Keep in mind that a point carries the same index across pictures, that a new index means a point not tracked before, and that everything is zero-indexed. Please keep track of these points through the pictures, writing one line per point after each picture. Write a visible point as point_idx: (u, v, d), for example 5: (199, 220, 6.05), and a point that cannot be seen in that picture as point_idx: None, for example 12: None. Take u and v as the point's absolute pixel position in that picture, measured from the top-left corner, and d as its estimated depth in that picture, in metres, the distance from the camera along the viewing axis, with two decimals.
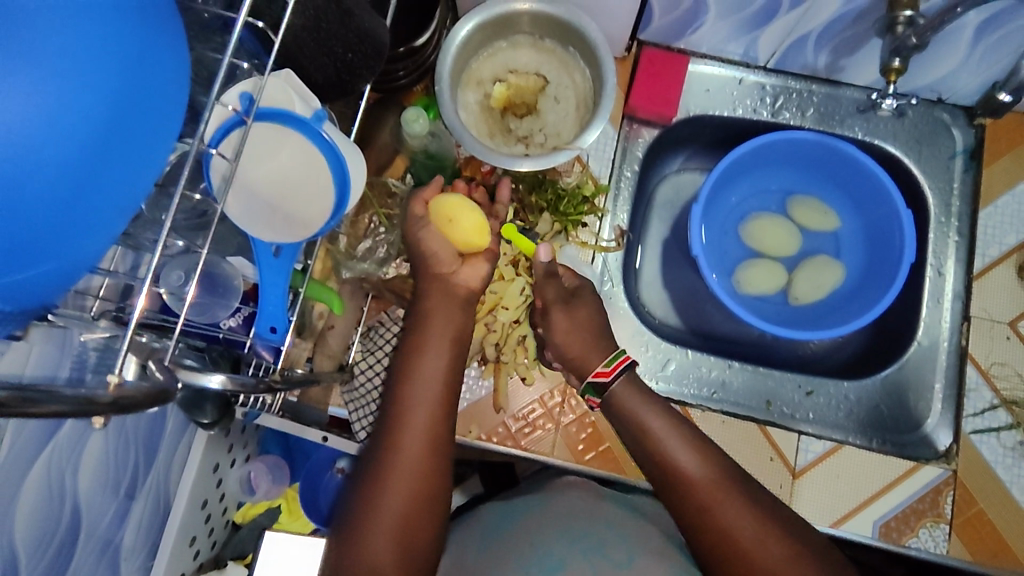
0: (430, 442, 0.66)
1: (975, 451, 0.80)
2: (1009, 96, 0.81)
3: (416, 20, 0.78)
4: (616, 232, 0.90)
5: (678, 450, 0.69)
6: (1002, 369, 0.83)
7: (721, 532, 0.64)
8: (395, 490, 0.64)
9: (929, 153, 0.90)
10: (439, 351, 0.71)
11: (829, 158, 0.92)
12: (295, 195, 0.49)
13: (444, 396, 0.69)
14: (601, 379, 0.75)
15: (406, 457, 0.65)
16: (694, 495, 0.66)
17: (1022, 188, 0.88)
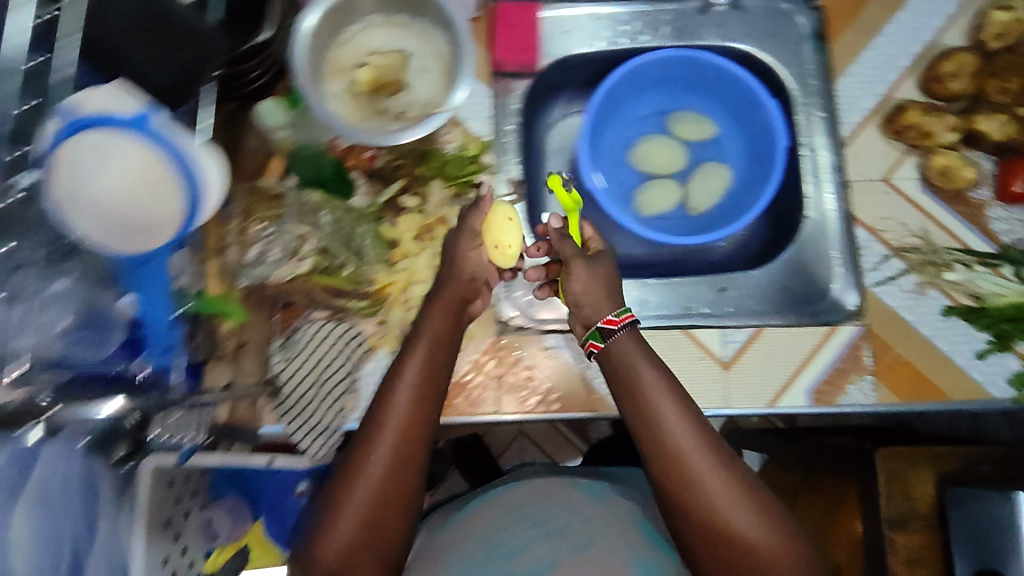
0: (393, 449, 0.65)
1: (881, 303, 0.86)
2: None
3: (249, 7, 0.74)
4: (511, 185, 0.91)
5: (688, 440, 0.68)
6: (887, 223, 0.88)
7: (708, 513, 0.66)
8: (354, 503, 0.64)
9: (780, 44, 0.96)
10: (416, 355, 0.70)
11: (695, 70, 0.96)
12: (135, 198, 0.54)
13: (419, 404, 0.68)
14: (617, 321, 0.75)
15: (370, 471, 0.64)
16: (687, 477, 0.67)
17: (869, 54, 0.93)
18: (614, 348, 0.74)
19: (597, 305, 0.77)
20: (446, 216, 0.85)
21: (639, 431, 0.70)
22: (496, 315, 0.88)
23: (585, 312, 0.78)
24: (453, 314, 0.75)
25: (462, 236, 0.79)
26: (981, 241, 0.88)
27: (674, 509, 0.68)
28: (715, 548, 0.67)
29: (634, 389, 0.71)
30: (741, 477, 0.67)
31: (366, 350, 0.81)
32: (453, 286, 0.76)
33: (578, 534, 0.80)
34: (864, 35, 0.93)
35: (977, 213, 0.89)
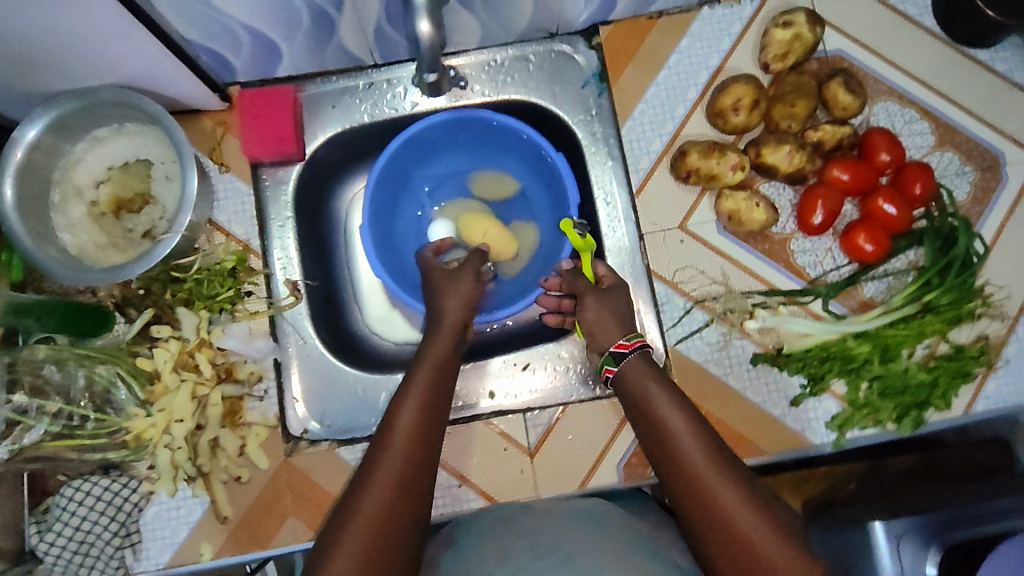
0: (415, 450, 0.62)
1: (686, 359, 0.82)
2: None
3: None
4: (290, 286, 0.84)
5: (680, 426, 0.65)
6: (687, 273, 0.84)
7: (708, 500, 0.60)
8: (362, 515, 0.58)
9: (561, 90, 0.89)
10: (429, 370, 0.70)
11: (477, 129, 0.90)
12: None
13: (428, 409, 0.66)
14: (628, 345, 0.74)
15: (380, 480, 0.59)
16: (683, 459, 0.63)
17: (654, 91, 0.88)
18: (628, 367, 0.72)
19: (606, 336, 0.76)
20: (209, 338, 0.79)
21: (642, 422, 0.68)
22: (283, 433, 0.80)
23: (598, 340, 0.77)
24: (457, 336, 0.76)
25: (460, 276, 0.80)
26: (787, 278, 0.84)
27: (692, 523, 0.61)
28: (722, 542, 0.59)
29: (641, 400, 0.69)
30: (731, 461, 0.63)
31: (143, 497, 0.78)
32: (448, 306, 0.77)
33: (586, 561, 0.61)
34: (646, 72, 0.88)
35: (780, 249, 0.84)
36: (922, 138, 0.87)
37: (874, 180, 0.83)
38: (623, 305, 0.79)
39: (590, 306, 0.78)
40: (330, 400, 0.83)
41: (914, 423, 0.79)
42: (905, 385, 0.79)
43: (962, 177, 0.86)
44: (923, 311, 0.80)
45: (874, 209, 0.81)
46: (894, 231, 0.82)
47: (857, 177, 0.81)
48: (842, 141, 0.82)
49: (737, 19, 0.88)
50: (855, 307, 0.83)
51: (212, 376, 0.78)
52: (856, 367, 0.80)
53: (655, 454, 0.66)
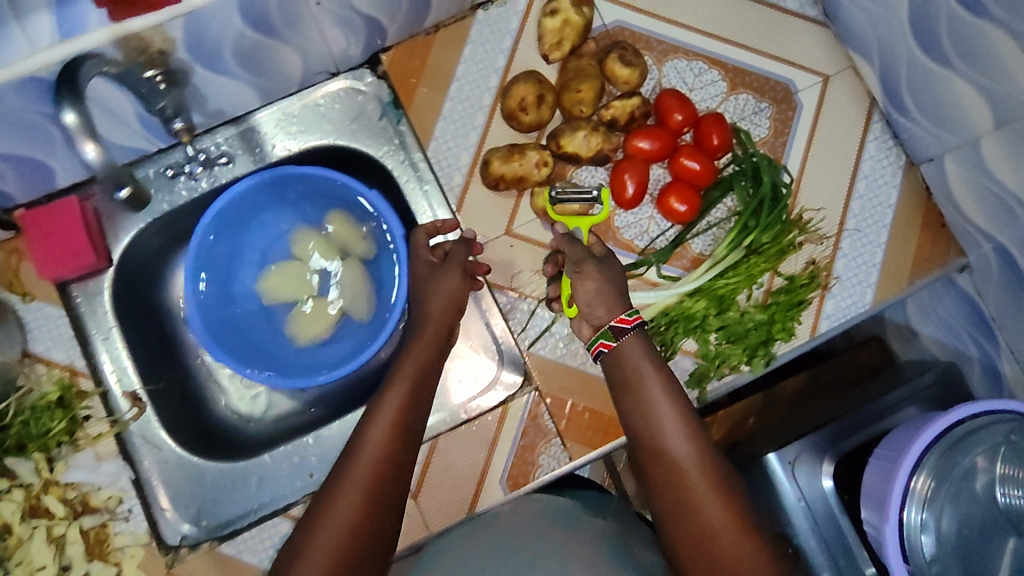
0: (376, 475, 0.61)
1: (544, 359, 0.82)
2: (354, 9, 0.76)
3: None
4: (130, 396, 0.81)
5: (663, 407, 0.68)
6: (523, 276, 0.84)
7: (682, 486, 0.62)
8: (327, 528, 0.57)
9: (359, 127, 0.87)
10: (401, 385, 0.70)
11: (285, 185, 0.87)
12: None
13: (399, 431, 0.66)
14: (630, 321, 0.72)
15: (340, 504, 0.59)
16: (661, 441, 0.66)
17: (449, 106, 0.87)
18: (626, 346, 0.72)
19: (598, 313, 0.74)
20: (53, 477, 0.76)
21: (625, 399, 0.70)
22: (157, 547, 0.78)
23: (591, 315, 0.75)
24: (440, 339, 0.75)
25: (445, 273, 0.78)
26: (619, 255, 0.85)
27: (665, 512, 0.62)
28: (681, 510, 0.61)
29: (632, 385, 0.70)
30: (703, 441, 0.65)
31: None
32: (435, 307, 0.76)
33: (554, 558, 0.59)
34: (439, 89, 0.88)
35: (606, 228, 0.85)
36: (715, 86, 0.89)
37: (675, 141, 0.84)
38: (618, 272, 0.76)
39: (591, 277, 0.75)
40: (197, 501, 0.79)
41: (768, 357, 0.81)
42: (745, 329, 0.80)
43: (760, 114, 0.89)
44: (748, 253, 0.83)
45: (679, 168, 0.83)
46: (704, 184, 0.84)
47: (657, 143, 0.82)
48: (634, 113, 0.83)
49: (513, 15, 0.88)
50: (688, 265, 0.85)
51: (66, 514, 0.76)
52: (698, 324, 0.81)
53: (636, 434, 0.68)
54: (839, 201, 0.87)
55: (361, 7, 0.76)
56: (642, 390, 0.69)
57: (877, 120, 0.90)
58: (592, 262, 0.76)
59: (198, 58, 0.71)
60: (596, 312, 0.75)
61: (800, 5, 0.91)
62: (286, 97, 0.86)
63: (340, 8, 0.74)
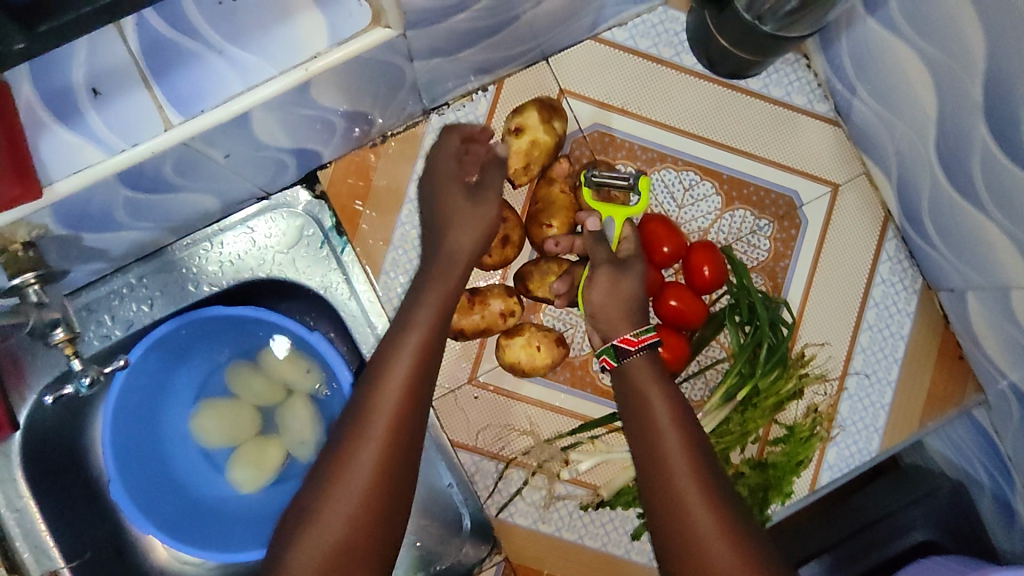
0: (364, 502, 0.55)
1: (513, 526, 0.74)
2: (276, 146, 0.63)
3: None
4: None
5: (670, 437, 0.58)
6: (490, 431, 0.75)
7: (692, 541, 0.53)
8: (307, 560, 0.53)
9: (296, 257, 0.74)
10: (396, 372, 0.59)
11: (212, 323, 0.77)
12: None
13: (393, 439, 0.56)
14: (637, 342, 0.64)
15: (321, 531, 0.54)
16: (671, 477, 0.56)
17: (402, 234, 0.77)
18: (635, 363, 0.63)
19: (611, 325, 0.66)
20: None
21: (632, 427, 0.61)
22: None
23: (598, 324, 0.67)
24: (440, 327, 0.62)
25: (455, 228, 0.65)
26: (598, 403, 0.76)
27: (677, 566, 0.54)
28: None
29: (638, 410, 0.61)
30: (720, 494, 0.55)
31: None
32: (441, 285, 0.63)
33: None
34: (387, 212, 0.77)
35: (584, 373, 0.76)
36: (708, 202, 0.77)
37: (661, 277, 0.73)
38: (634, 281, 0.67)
39: (600, 285, 0.66)
40: None
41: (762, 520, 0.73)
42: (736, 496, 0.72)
43: (759, 234, 0.77)
44: (740, 408, 0.74)
45: (666, 310, 0.73)
46: (694, 326, 0.74)
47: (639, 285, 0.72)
48: None
49: (474, 120, 0.76)
50: None
51: None
52: None
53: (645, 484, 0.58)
54: (846, 334, 0.77)
55: (285, 142, 0.63)
56: (651, 418, 0.60)
57: (892, 238, 0.79)
58: (605, 268, 0.66)
59: (83, 226, 0.59)
60: (604, 325, 0.66)
61: (809, 101, 0.78)
62: (208, 229, 0.74)
63: (258, 149, 0.61)
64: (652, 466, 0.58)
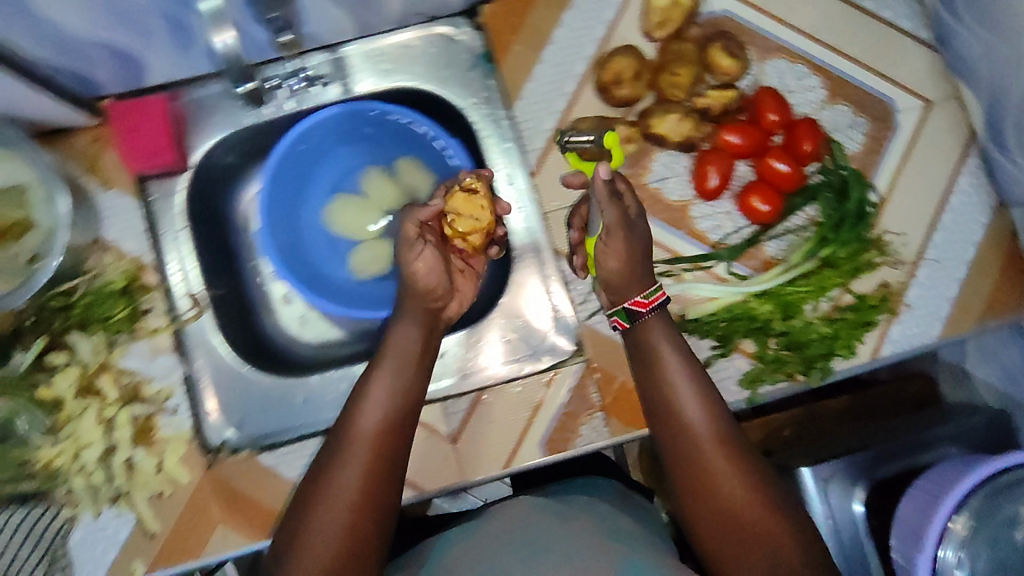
0: (375, 461, 0.65)
1: (598, 333, 0.83)
2: None
3: None
4: (190, 298, 0.83)
5: (686, 397, 0.70)
6: (591, 248, 0.84)
7: (703, 479, 0.66)
8: (331, 514, 0.62)
9: (450, 73, 0.88)
10: (382, 370, 0.71)
11: (365, 122, 0.88)
12: None
13: (391, 420, 0.68)
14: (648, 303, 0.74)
15: (347, 480, 0.64)
16: (686, 426, 0.69)
17: (543, 66, 0.86)
18: (651, 320, 0.74)
19: (625, 286, 0.75)
20: (111, 359, 0.78)
21: (649, 390, 0.72)
22: (200, 447, 0.79)
23: (613, 285, 0.76)
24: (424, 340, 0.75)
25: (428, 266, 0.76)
26: (691, 244, 0.84)
27: (695, 497, 0.67)
28: (716, 518, 0.65)
29: (657, 370, 0.72)
30: (737, 451, 0.67)
31: (65, 523, 0.77)
32: (414, 296, 0.75)
33: (560, 546, 0.68)
34: (534, 48, 0.86)
35: (681, 216, 0.84)
36: (813, 94, 0.88)
37: (765, 141, 0.83)
38: (634, 241, 0.74)
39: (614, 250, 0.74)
40: (245, 408, 0.82)
41: (823, 373, 0.80)
42: (808, 339, 0.80)
43: (855, 129, 0.87)
44: (822, 265, 0.82)
45: (766, 169, 0.82)
46: (788, 189, 0.83)
47: (748, 139, 0.82)
48: (729, 106, 0.82)
49: None
50: (758, 267, 0.84)
51: (119, 398, 0.77)
52: (760, 325, 0.81)
53: (664, 443, 0.70)
54: (921, 230, 0.86)
55: None
56: (673, 388, 0.71)
57: (974, 155, 0.88)
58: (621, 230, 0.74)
59: None
60: (619, 285, 0.75)
61: (912, 25, 0.89)
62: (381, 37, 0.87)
63: None
64: (673, 431, 0.69)
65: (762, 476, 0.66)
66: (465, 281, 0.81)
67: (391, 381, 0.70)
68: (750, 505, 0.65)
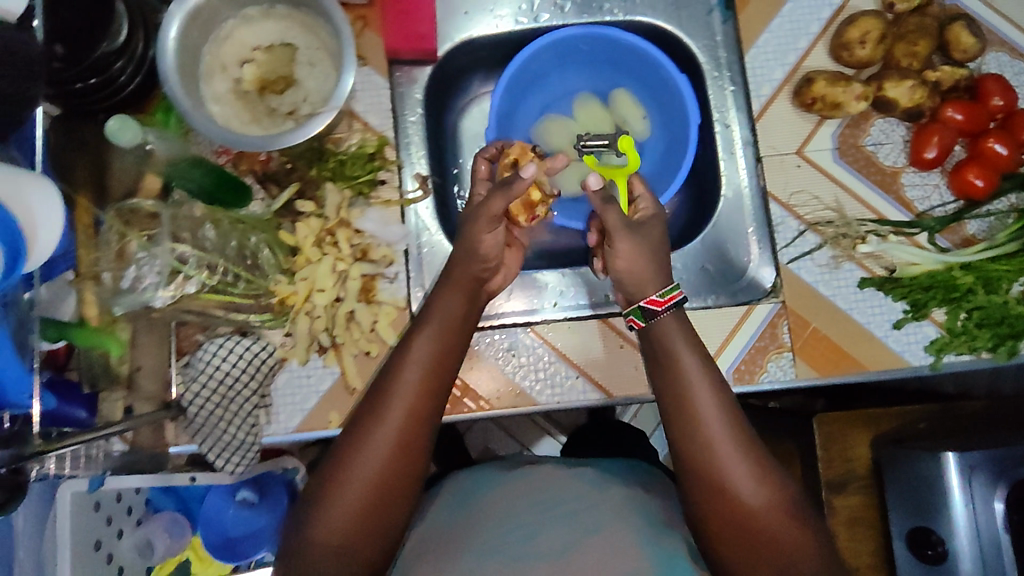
0: (401, 443, 0.63)
1: (797, 279, 0.85)
2: None
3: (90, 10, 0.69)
4: (418, 179, 0.87)
5: (711, 415, 0.66)
6: (801, 197, 0.87)
7: (724, 495, 0.63)
8: (351, 493, 0.61)
9: (688, 15, 0.92)
10: (429, 336, 0.68)
11: (598, 47, 0.93)
12: None
13: (423, 397, 0.65)
14: (663, 304, 0.71)
15: (369, 459, 0.62)
16: (708, 440, 0.65)
17: (779, 21, 0.90)
18: (667, 322, 0.71)
19: (644, 285, 0.73)
20: (348, 218, 0.82)
21: (670, 396, 0.68)
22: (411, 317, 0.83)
23: (628, 288, 0.75)
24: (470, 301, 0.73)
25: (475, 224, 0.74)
26: (896, 210, 0.88)
27: (707, 515, 0.64)
28: (747, 543, 0.63)
29: (680, 385, 0.67)
30: (768, 465, 0.65)
31: (276, 363, 0.78)
32: (465, 266, 0.74)
33: (591, 515, 0.72)
34: (773, 3, 0.90)
35: (892, 181, 0.88)
36: None
37: (986, 123, 0.87)
38: (658, 239, 0.76)
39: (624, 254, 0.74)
40: None
41: (1009, 352, 0.81)
42: (1004, 316, 0.81)
43: None
44: None
45: (984, 149, 0.86)
46: (1002, 172, 0.86)
47: (971, 117, 0.85)
48: (959, 82, 0.87)
49: None
50: (959, 242, 0.88)
51: (351, 255, 0.81)
52: (959, 295, 0.84)
53: (677, 450, 0.66)
54: None
55: None
56: (693, 404, 0.66)
57: None
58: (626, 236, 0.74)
59: None
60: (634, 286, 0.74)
61: None
62: None
63: None
64: (699, 446, 0.65)
65: (794, 497, 0.65)
66: (512, 255, 0.85)
67: (430, 348, 0.67)
68: (784, 526, 0.62)
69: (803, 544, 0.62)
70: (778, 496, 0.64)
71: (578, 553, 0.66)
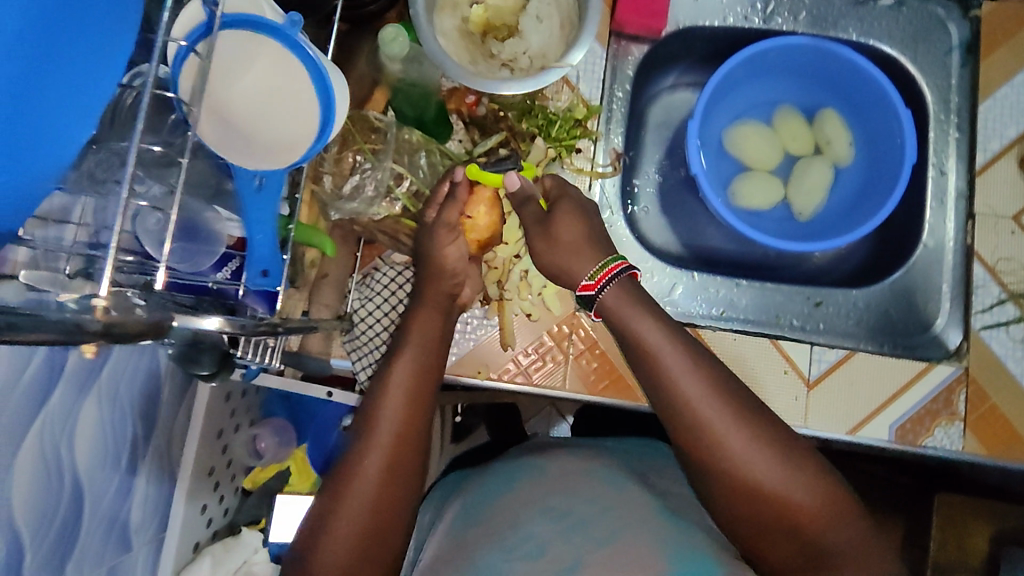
0: (386, 476, 0.60)
1: (985, 348, 0.81)
2: None
3: None
4: (612, 155, 0.86)
5: (715, 411, 0.61)
6: (1008, 264, 0.83)
7: (757, 493, 0.60)
8: (336, 539, 0.57)
9: (926, 49, 0.87)
10: (409, 359, 0.65)
11: (823, 62, 0.88)
12: (260, 123, 0.48)
13: (408, 423, 0.62)
14: (595, 285, 0.67)
15: (355, 500, 0.59)
16: (722, 441, 0.60)
17: (1021, 78, 0.86)
18: (610, 297, 0.66)
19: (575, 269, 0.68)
20: None
21: (662, 400, 0.62)
22: None
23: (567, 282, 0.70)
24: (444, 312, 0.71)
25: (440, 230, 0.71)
26: None
27: (734, 518, 0.61)
28: (797, 556, 0.59)
29: (671, 383, 0.61)
30: (807, 464, 0.61)
31: None
32: (436, 283, 0.70)
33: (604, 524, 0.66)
34: (1018, 59, 0.86)
35: None
36: None
37: None
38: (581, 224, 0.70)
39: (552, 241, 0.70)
40: None
41: None
42: None
43: None
44: None
45: None
46: None
47: None
48: None
49: None
50: None
51: None
52: None
53: (688, 456, 0.62)
54: None
55: None
56: (694, 402, 0.61)
57: None
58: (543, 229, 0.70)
59: None
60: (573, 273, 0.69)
61: None
62: None
63: None
64: (725, 470, 0.60)
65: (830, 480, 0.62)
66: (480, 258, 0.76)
67: (412, 368, 0.65)
68: (822, 513, 0.60)
69: (847, 527, 0.59)
70: (814, 475, 0.61)
71: (614, 554, 0.63)
